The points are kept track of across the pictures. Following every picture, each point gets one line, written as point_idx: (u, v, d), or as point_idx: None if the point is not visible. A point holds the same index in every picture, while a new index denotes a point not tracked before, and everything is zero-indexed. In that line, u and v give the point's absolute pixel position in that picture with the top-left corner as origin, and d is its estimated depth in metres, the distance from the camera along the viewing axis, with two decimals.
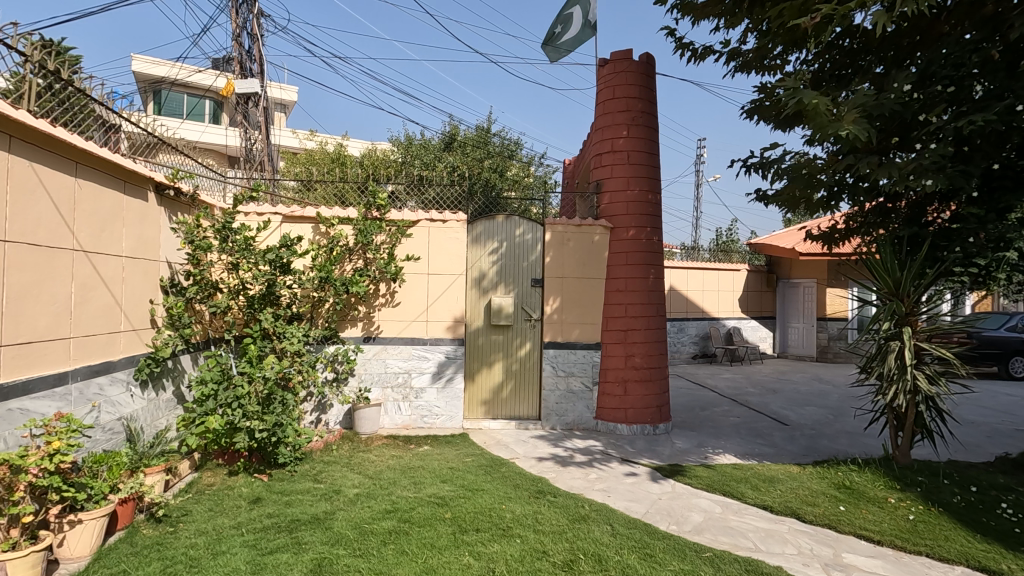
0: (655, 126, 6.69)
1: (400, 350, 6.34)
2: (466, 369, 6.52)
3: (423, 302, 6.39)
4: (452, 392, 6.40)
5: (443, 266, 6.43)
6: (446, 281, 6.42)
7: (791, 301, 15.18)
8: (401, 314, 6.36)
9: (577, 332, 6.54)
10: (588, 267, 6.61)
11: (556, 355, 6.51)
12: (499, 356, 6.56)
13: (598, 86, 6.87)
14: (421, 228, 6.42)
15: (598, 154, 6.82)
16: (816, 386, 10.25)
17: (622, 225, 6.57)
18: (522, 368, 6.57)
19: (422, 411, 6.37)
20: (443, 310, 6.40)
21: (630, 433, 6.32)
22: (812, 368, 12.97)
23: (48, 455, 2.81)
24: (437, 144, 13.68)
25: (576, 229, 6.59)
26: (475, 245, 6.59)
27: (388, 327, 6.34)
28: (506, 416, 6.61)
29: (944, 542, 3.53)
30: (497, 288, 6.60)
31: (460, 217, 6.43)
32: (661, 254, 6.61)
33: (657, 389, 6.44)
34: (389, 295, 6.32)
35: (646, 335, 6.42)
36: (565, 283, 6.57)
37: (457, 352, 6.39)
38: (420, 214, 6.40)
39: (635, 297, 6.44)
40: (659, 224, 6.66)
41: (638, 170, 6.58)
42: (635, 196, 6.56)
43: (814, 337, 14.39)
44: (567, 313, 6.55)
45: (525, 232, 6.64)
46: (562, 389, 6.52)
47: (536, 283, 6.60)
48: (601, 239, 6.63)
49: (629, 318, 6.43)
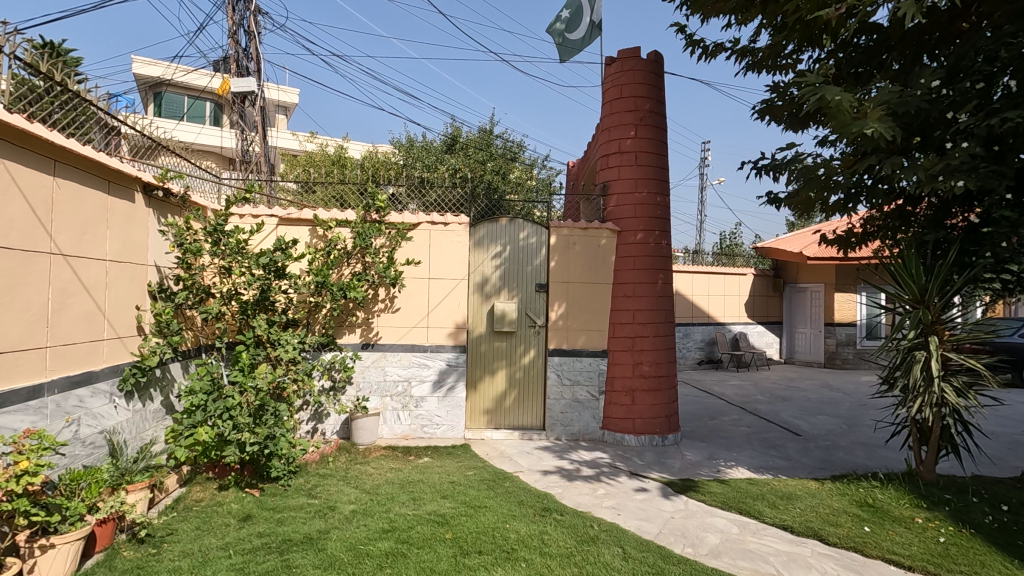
0: (663, 126, 6.48)
1: (400, 358, 6.12)
2: (467, 377, 6.29)
3: (424, 307, 6.17)
4: (453, 401, 6.18)
5: (445, 271, 6.22)
6: (447, 286, 6.21)
7: (798, 306, 14.94)
8: (400, 320, 6.14)
9: (582, 339, 6.32)
10: (594, 272, 6.38)
11: (561, 363, 6.29)
12: (502, 364, 6.33)
13: (605, 84, 6.66)
14: (422, 231, 6.21)
15: (605, 155, 6.61)
16: (827, 394, 10.00)
17: (630, 228, 6.36)
18: (526, 376, 6.35)
19: (422, 421, 6.14)
20: (444, 316, 6.19)
21: (638, 445, 6.09)
22: (821, 374, 12.72)
23: (14, 476, 2.60)
24: (439, 146, 13.49)
25: (582, 232, 6.37)
26: (478, 248, 6.37)
27: (387, 333, 6.12)
28: (509, 425, 6.37)
29: (980, 568, 3.29)
30: (500, 293, 6.38)
31: (462, 219, 6.23)
32: (669, 259, 6.40)
33: (666, 398, 6.22)
34: (388, 301, 6.10)
35: (654, 342, 6.21)
36: (571, 288, 6.35)
37: (458, 359, 6.18)
38: (421, 217, 6.19)
39: (643, 303, 6.23)
40: (668, 228, 6.44)
41: (646, 172, 6.37)
42: (643, 199, 6.35)
43: (822, 342, 14.14)
44: (573, 319, 6.33)
45: (529, 235, 6.42)
46: (567, 398, 6.29)
47: (540, 288, 6.38)
48: (608, 243, 6.40)
49: (637, 325, 6.21)
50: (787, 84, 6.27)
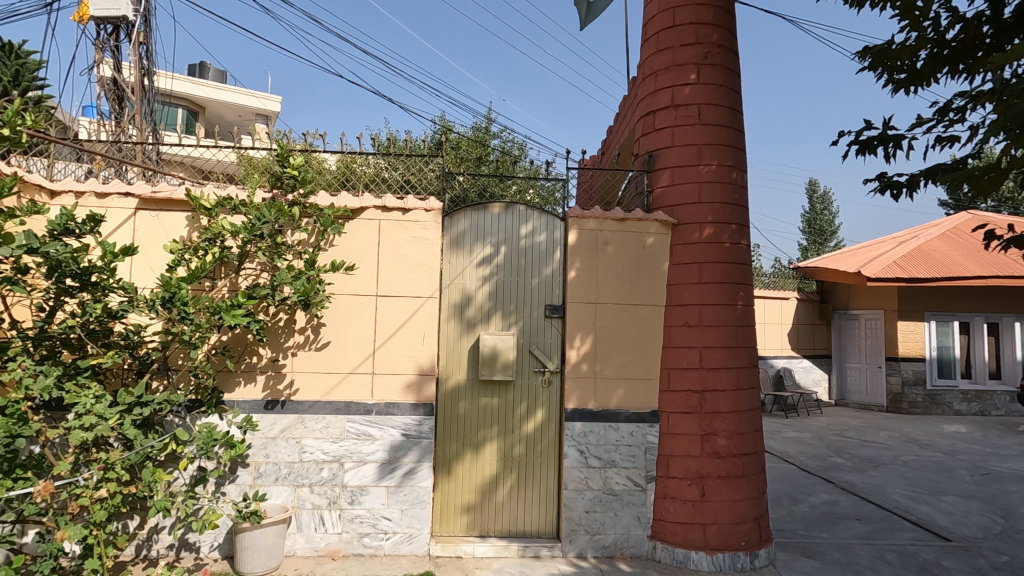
0: (738, 69, 4.30)
1: (326, 425, 3.81)
2: (438, 454, 3.96)
3: (369, 342, 3.89)
4: (413, 496, 3.82)
5: (402, 284, 3.95)
6: (404, 309, 3.94)
7: (850, 337, 12.63)
8: (329, 362, 3.85)
9: (619, 394, 4.00)
10: (637, 287, 4.10)
11: (586, 432, 3.95)
12: (492, 432, 4.00)
13: (649, 12, 4.52)
14: (367, 221, 3.96)
15: (649, 112, 4.40)
16: (923, 456, 7.60)
17: (691, 220, 4.10)
18: (528, 452, 4.02)
19: (359, 529, 3.78)
20: (399, 357, 3.90)
21: (712, 570, 3.71)
22: (892, 422, 10.33)
23: None
24: (426, 146, 11.32)
25: (617, 225, 4.12)
26: (454, 249, 4.11)
27: (305, 384, 3.83)
28: (503, 533, 3.99)
29: None
30: (489, 320, 4.08)
31: (430, 204, 4.00)
32: (750, 268, 4.15)
33: (753, 490, 3.90)
34: (309, 331, 3.84)
35: (735, 400, 3.92)
36: (600, 314, 4.06)
37: (421, 428, 3.85)
38: (365, 199, 3.96)
39: (714, 336, 3.95)
40: (747, 221, 4.20)
41: (716, 133, 4.14)
42: (712, 174, 4.10)
43: (883, 381, 11.71)
44: (603, 361, 4.01)
45: (535, 231, 4.17)
46: (596, 489, 3.93)
47: (552, 313, 4.09)
48: (658, 244, 4.14)
49: (706, 372, 3.91)
50: (927, 4, 4.08)
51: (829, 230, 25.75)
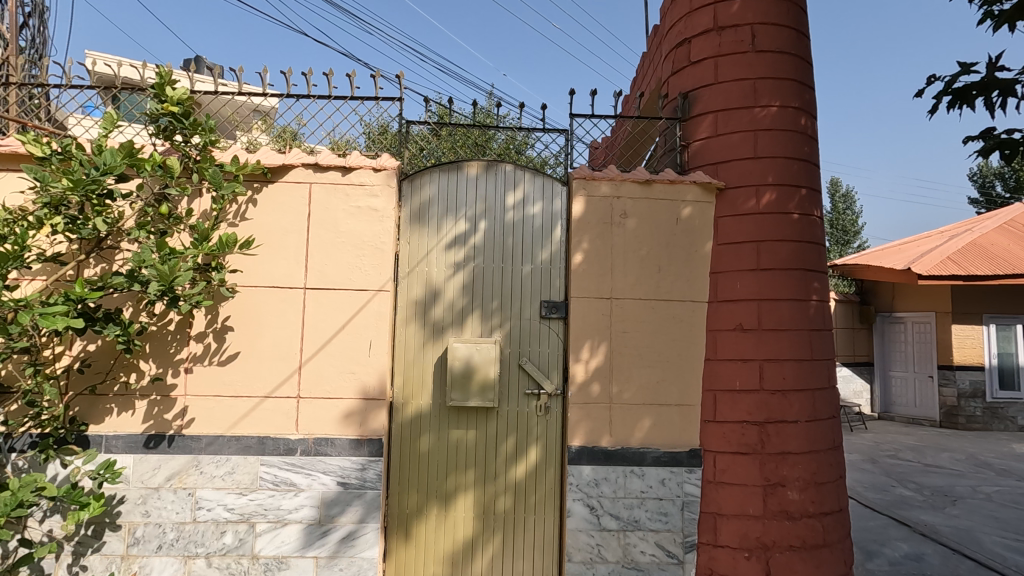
0: None
1: (231, 470, 2.71)
2: (389, 509, 2.85)
3: (293, 353, 2.79)
4: (353, 571, 2.70)
5: (340, 273, 2.84)
6: (341, 306, 2.83)
7: (895, 342, 11.32)
8: (236, 380, 2.75)
9: (644, 427, 2.85)
10: (669, 276, 2.95)
11: (598, 481, 2.81)
12: (465, 479, 2.88)
13: None
14: (294, 185, 2.86)
15: (682, 42, 3.27)
16: (1006, 486, 6.31)
17: (743, 183, 2.95)
18: (516, 507, 2.88)
19: None
20: (335, 372, 2.79)
21: None
22: (951, 440, 9.01)
23: None
24: None
25: (639, 190, 2.98)
26: (415, 225, 2.99)
27: (204, 413, 2.73)
28: None
29: None
30: (462, 322, 2.95)
31: (380, 161, 2.89)
32: (826, 250, 2.99)
33: (836, 566, 2.72)
34: (211, 337, 2.76)
35: (809, 437, 2.76)
36: (618, 313, 2.92)
37: (364, 475, 2.73)
38: (292, 153, 2.86)
39: (778, 344, 2.80)
40: (820, 184, 3.05)
41: (777, 61, 2.99)
42: (772, 118, 2.95)
43: (935, 393, 10.38)
44: (622, 381, 2.87)
45: (526, 200, 3.04)
46: (613, 561, 2.78)
47: (550, 312, 2.96)
48: (697, 217, 2.99)
49: (768, 396, 2.76)
50: None
51: (855, 228, 24.28)
